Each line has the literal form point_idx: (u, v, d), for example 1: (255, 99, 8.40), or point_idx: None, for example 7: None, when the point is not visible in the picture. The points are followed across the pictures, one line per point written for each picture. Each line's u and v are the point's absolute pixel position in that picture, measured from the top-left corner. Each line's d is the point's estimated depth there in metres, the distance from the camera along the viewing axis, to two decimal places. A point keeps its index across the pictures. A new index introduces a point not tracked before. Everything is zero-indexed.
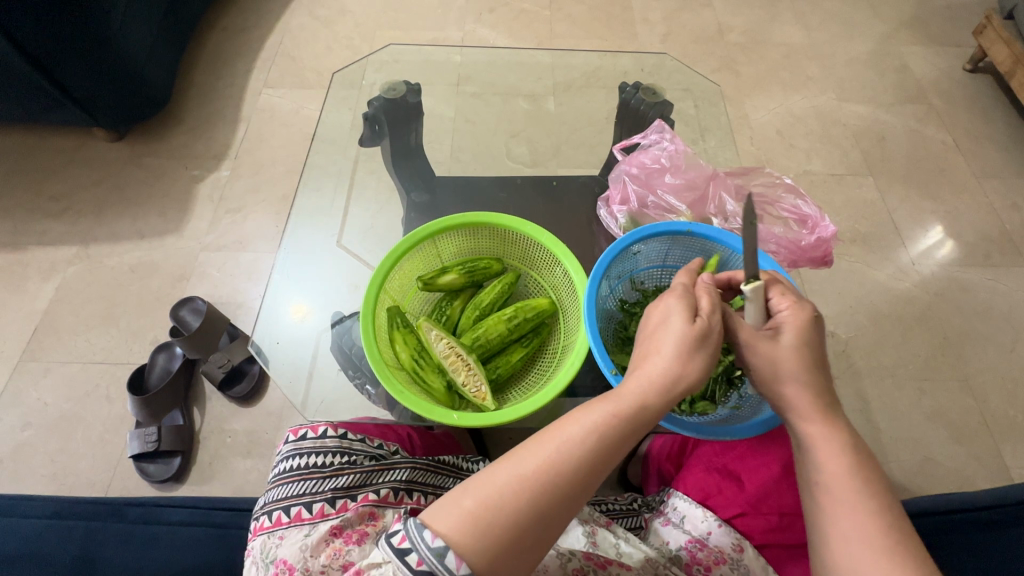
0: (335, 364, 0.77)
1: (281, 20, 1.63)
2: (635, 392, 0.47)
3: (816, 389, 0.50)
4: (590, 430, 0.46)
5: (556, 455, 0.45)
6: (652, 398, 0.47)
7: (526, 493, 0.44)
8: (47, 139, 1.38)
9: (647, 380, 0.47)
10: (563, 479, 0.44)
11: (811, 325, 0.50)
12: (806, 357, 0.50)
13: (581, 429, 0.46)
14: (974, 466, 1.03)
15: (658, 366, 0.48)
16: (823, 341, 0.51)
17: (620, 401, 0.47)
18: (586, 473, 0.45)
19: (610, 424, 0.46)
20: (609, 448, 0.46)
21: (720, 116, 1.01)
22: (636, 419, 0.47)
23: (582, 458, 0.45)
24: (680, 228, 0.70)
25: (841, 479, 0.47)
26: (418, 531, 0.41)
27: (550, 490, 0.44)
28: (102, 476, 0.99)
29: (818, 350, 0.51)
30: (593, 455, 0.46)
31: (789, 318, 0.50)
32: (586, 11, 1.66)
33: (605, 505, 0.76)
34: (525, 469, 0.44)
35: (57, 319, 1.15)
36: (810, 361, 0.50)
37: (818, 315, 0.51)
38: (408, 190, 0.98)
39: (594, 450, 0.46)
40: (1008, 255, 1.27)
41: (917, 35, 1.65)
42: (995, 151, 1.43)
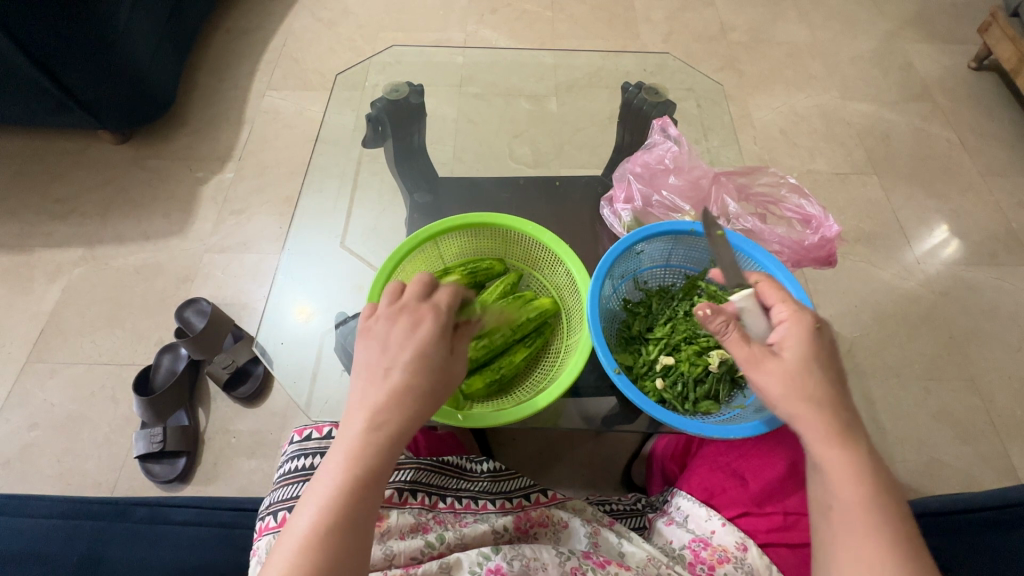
0: (339, 364, 0.77)
1: (285, 22, 1.64)
2: (363, 414, 0.47)
3: (829, 408, 0.48)
4: (332, 474, 0.45)
5: (315, 506, 0.44)
6: (373, 415, 0.47)
7: (297, 551, 0.42)
8: (53, 142, 1.39)
9: (373, 400, 0.47)
10: (329, 521, 0.43)
11: (814, 336, 0.51)
12: (812, 372, 0.49)
13: (329, 472, 0.45)
14: (980, 467, 1.02)
15: (378, 386, 0.47)
16: (831, 350, 0.51)
17: (352, 431, 0.47)
18: (355, 504, 0.44)
19: (351, 455, 0.45)
20: (362, 474, 0.45)
21: (723, 116, 1.01)
22: (373, 438, 0.46)
23: (339, 495, 0.44)
24: (683, 227, 0.70)
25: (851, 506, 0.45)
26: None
27: (322, 535, 0.43)
28: (108, 477, 1.00)
29: (829, 364, 0.50)
30: (352, 486, 0.45)
31: (792, 329, 0.51)
32: (589, 12, 1.66)
33: (610, 505, 0.77)
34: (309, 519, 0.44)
35: (63, 320, 1.16)
36: (818, 377, 0.49)
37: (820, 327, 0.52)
38: (411, 191, 0.98)
39: (347, 483, 0.45)
40: (1014, 253, 1.26)
41: (922, 33, 1.64)
42: (1001, 149, 1.42)
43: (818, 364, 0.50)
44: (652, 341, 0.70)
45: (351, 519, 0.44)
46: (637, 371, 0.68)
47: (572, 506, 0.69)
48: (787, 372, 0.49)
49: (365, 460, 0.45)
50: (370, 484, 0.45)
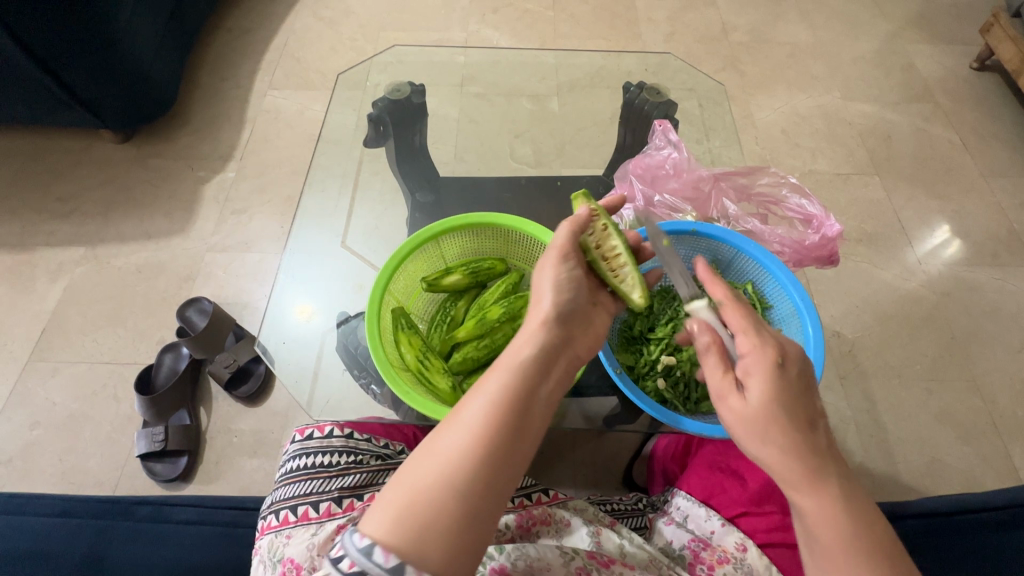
0: (341, 364, 0.77)
1: (287, 22, 1.64)
2: (524, 349, 0.48)
3: (796, 453, 0.46)
4: (489, 393, 0.45)
5: (464, 426, 0.43)
6: (531, 350, 0.48)
7: (441, 468, 0.41)
8: (55, 141, 1.39)
9: (536, 334, 0.50)
10: (480, 444, 0.42)
11: (777, 375, 0.47)
12: (777, 417, 0.46)
13: (483, 395, 0.45)
14: (982, 468, 1.02)
15: (534, 336, 0.49)
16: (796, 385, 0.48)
17: (507, 363, 0.47)
18: (507, 434, 0.43)
19: (508, 383, 0.45)
20: (519, 406, 0.44)
21: (725, 116, 1.01)
22: (528, 372, 0.47)
23: (491, 418, 0.43)
24: (685, 227, 0.70)
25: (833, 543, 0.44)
26: (349, 535, 0.37)
27: (474, 457, 0.41)
28: (110, 476, 1.00)
29: (794, 405, 0.47)
30: (505, 414, 0.44)
31: (755, 367, 0.48)
32: (590, 12, 1.65)
33: (609, 505, 0.76)
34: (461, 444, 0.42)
35: (65, 320, 1.16)
36: (782, 421, 0.46)
37: (786, 363, 0.48)
38: (413, 190, 0.99)
39: (501, 410, 0.44)
40: (1015, 253, 1.26)
41: (924, 33, 1.64)
42: (1002, 150, 1.42)
43: (789, 403, 0.46)
44: (653, 340, 0.70)
45: (503, 453, 0.42)
46: (638, 370, 0.69)
47: (573, 506, 0.69)
48: (752, 415, 0.47)
49: (520, 395, 0.45)
50: (523, 420, 0.44)
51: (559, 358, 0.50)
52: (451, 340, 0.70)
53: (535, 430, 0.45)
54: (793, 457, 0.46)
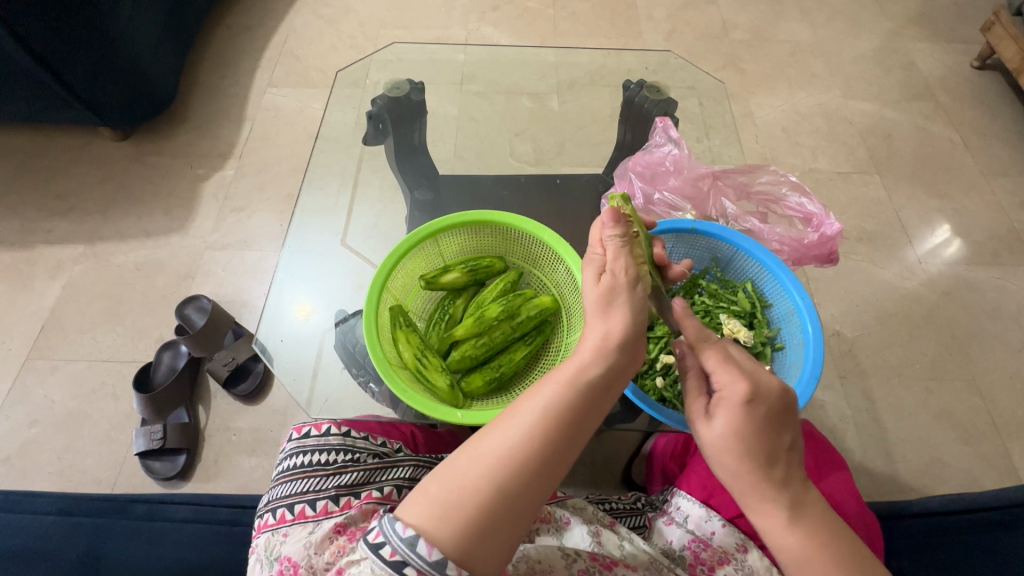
0: (339, 363, 0.77)
1: (286, 19, 1.64)
2: (592, 362, 0.47)
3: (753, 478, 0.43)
4: (546, 403, 0.45)
5: (515, 432, 0.44)
6: (599, 366, 0.47)
7: (487, 472, 0.43)
8: (54, 139, 1.39)
9: (601, 346, 0.48)
10: (529, 453, 0.43)
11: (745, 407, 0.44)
12: (732, 451, 0.44)
13: (538, 402, 0.46)
14: (981, 467, 1.02)
15: (595, 349, 0.48)
16: (763, 423, 0.44)
17: (571, 373, 0.47)
18: (554, 447, 0.44)
19: (566, 395, 0.46)
20: (570, 420, 0.45)
21: (726, 114, 1.01)
22: (590, 387, 0.47)
23: (543, 430, 0.44)
24: (685, 225, 0.70)
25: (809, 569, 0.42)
26: (391, 523, 0.40)
27: (520, 466, 0.43)
28: (108, 474, 1.00)
29: (757, 444, 0.44)
30: (557, 427, 0.45)
31: (725, 398, 0.45)
32: (590, 10, 1.65)
33: (608, 504, 0.76)
34: (509, 449, 0.44)
35: (63, 317, 1.16)
36: (740, 454, 0.44)
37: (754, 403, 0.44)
38: (411, 189, 0.98)
39: (554, 422, 0.45)
40: (1015, 253, 1.26)
41: (925, 32, 1.63)
42: (1002, 149, 1.41)
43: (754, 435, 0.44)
44: (652, 340, 0.69)
45: (546, 466, 0.44)
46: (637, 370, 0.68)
47: (572, 505, 0.68)
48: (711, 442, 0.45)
49: (576, 408, 0.46)
50: (573, 434, 0.45)
51: (624, 372, 0.49)
52: (449, 338, 0.69)
53: (582, 440, 0.46)
54: (769, 479, 0.43)
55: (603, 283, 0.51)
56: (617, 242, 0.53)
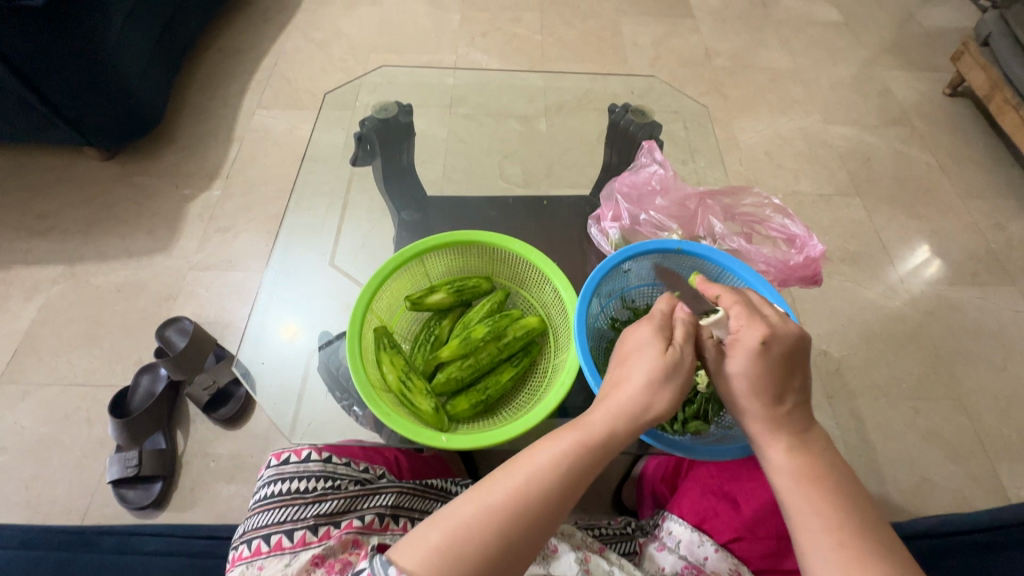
0: (322, 385, 0.75)
1: (277, 42, 1.65)
2: (607, 422, 0.48)
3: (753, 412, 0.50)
4: (556, 458, 0.47)
5: (518, 487, 0.45)
6: (616, 429, 0.48)
7: (488, 523, 0.43)
8: (37, 158, 1.37)
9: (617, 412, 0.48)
10: (531, 506, 0.45)
11: (757, 355, 0.48)
12: (770, 372, 0.48)
13: (548, 457, 0.47)
14: (971, 487, 1.02)
15: (614, 408, 0.48)
16: (795, 361, 0.49)
17: (585, 431, 0.48)
18: (556, 503, 0.45)
19: (578, 453, 0.47)
20: (576, 478, 0.47)
21: (710, 138, 1.03)
22: (601, 449, 0.48)
23: (548, 486, 0.45)
24: (670, 245, 0.70)
25: (813, 524, 0.46)
26: (381, 564, 0.41)
27: (519, 520, 0.44)
28: (79, 504, 0.96)
29: (779, 380, 0.49)
30: (563, 482, 0.46)
31: (739, 343, 0.49)
32: (577, 36, 1.70)
33: (598, 530, 0.73)
34: (513, 500, 0.45)
35: (39, 339, 1.13)
36: (772, 375, 0.48)
37: (768, 345, 0.48)
38: (398, 210, 0.97)
39: (559, 479, 0.46)
40: (994, 273, 1.28)
41: (899, 60, 1.69)
42: (977, 172, 1.46)
43: (771, 375, 0.48)
44: None
45: (546, 520, 0.45)
46: None
47: (560, 530, 0.66)
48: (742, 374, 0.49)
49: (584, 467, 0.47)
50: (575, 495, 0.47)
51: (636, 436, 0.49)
52: (435, 360, 0.68)
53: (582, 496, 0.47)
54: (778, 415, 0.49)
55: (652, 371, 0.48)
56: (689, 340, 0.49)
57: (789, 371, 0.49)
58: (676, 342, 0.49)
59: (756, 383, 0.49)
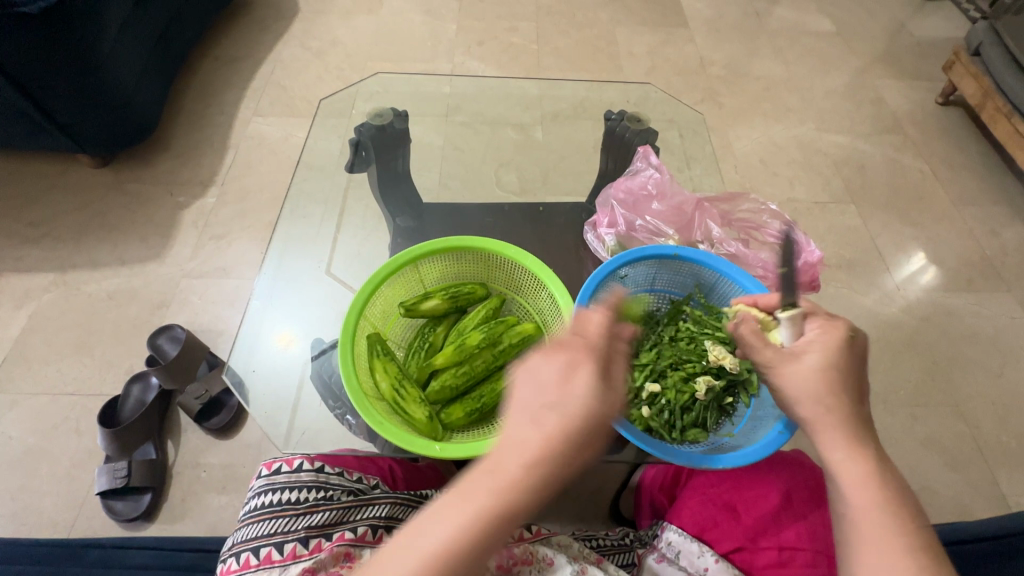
0: (315, 393, 0.74)
1: (273, 50, 1.65)
2: (535, 449, 0.42)
3: (841, 414, 0.47)
4: (481, 497, 0.41)
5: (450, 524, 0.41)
6: (548, 458, 0.42)
7: (417, 559, 0.40)
8: (30, 165, 1.37)
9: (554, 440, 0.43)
10: (460, 547, 0.40)
11: (846, 346, 0.49)
12: (848, 365, 0.49)
13: (474, 495, 0.42)
14: (971, 494, 1.01)
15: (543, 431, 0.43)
16: (861, 370, 0.50)
17: (511, 463, 0.42)
18: (491, 538, 0.41)
19: (505, 488, 0.42)
20: (507, 511, 0.41)
21: (705, 145, 1.03)
22: (529, 478, 0.42)
23: (476, 523, 0.41)
24: (667, 251, 0.70)
25: (890, 541, 0.43)
26: None
27: (451, 565, 0.40)
28: (66, 516, 0.94)
29: (853, 380, 0.49)
30: (493, 519, 0.41)
31: (827, 331, 0.50)
32: (573, 45, 1.71)
33: (596, 540, 0.72)
34: (441, 544, 0.40)
35: (29, 348, 1.11)
36: (852, 376, 0.48)
37: (854, 337, 0.50)
38: (394, 216, 0.98)
39: (486, 519, 0.41)
40: (989, 279, 1.29)
41: (891, 70, 1.71)
42: (971, 179, 1.47)
43: (852, 370, 0.49)
44: (637, 366, 0.66)
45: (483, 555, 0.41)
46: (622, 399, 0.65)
47: (558, 542, 0.66)
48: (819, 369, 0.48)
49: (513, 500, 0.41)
50: (518, 525, 0.42)
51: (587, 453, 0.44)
52: (428, 368, 0.67)
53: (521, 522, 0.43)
54: (857, 427, 0.47)
55: (570, 388, 0.44)
56: (604, 344, 0.47)
57: (865, 380, 0.50)
58: (592, 341, 0.47)
59: (838, 370, 0.48)
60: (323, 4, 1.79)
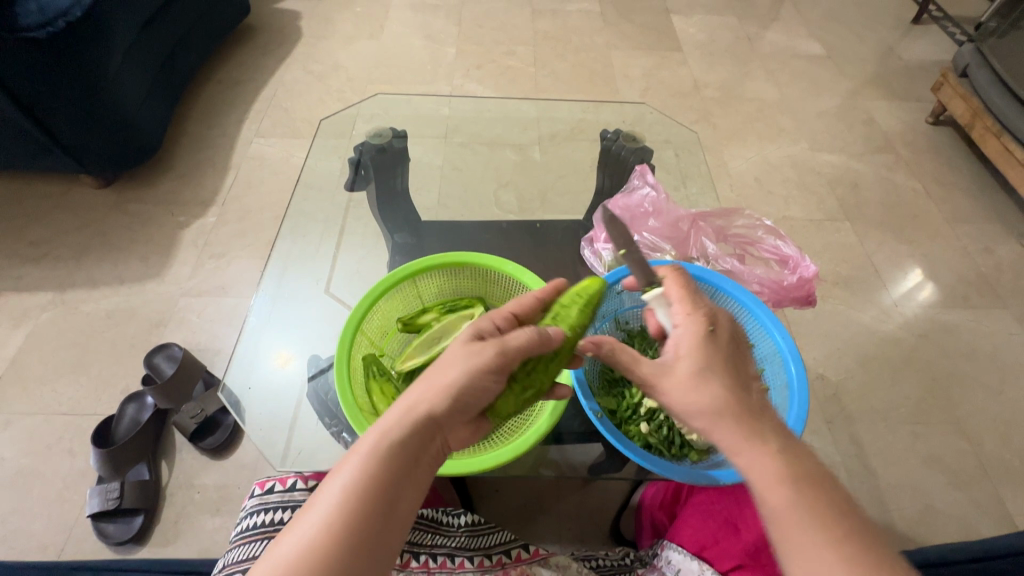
0: (312, 411, 0.74)
1: (276, 74, 1.69)
2: (423, 394, 0.46)
3: (736, 411, 0.45)
4: (382, 431, 0.44)
5: (305, 538, 0.39)
6: (441, 404, 0.46)
7: (334, 520, 0.40)
8: (33, 186, 1.38)
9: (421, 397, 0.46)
10: (378, 477, 0.42)
11: (710, 336, 0.48)
12: (716, 356, 0.47)
13: (372, 434, 0.44)
14: (976, 513, 0.99)
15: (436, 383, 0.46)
16: (731, 349, 0.49)
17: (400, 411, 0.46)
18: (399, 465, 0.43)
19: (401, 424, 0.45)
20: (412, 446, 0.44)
21: (701, 165, 1.05)
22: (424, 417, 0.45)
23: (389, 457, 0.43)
24: (663, 266, 0.70)
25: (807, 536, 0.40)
26: None
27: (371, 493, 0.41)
28: (56, 539, 0.92)
29: (725, 365, 0.48)
30: (399, 449, 0.44)
31: (688, 328, 0.49)
32: (570, 69, 1.75)
33: (595, 561, 0.71)
34: (355, 480, 0.41)
35: (24, 368, 1.10)
36: (721, 363, 0.47)
37: (716, 327, 0.49)
38: (392, 233, 0.98)
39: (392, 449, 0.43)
40: (985, 296, 1.29)
41: (881, 91, 1.75)
42: (963, 197, 1.49)
43: (720, 358, 0.47)
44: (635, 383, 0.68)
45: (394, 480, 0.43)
46: (620, 415, 0.65)
47: (555, 563, 0.65)
48: (692, 380, 0.46)
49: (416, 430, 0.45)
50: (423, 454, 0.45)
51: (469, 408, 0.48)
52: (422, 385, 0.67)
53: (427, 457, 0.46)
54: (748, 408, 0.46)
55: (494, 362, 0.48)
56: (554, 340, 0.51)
57: (742, 358, 0.49)
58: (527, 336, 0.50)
59: (710, 365, 0.47)
60: (326, 29, 1.84)
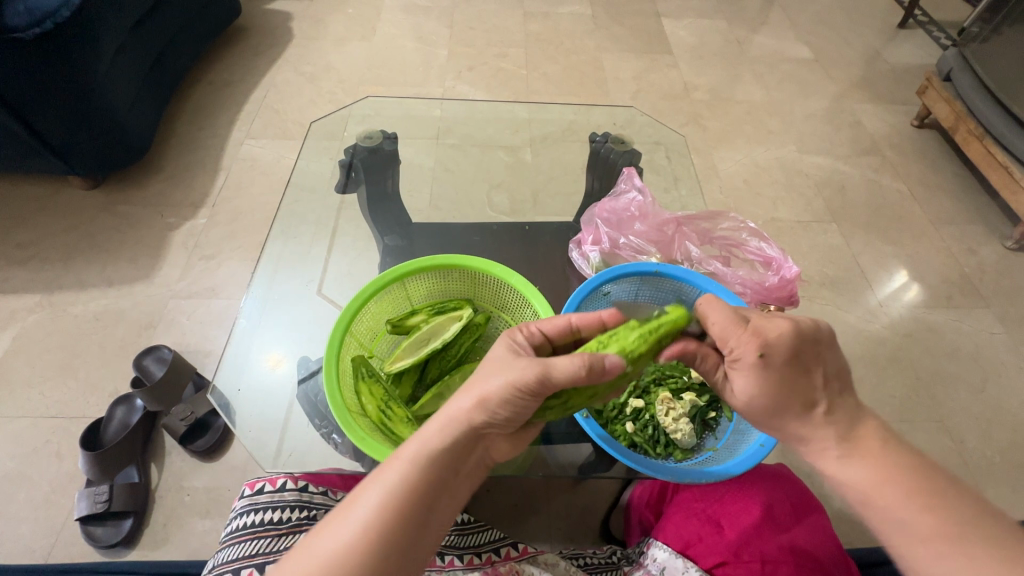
0: (301, 412, 0.74)
1: (267, 76, 1.68)
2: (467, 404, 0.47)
3: (809, 423, 0.50)
4: (424, 441, 0.45)
5: (339, 541, 0.41)
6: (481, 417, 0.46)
7: (367, 526, 0.41)
8: (20, 188, 1.37)
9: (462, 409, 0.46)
10: (412, 487, 0.43)
11: (762, 364, 0.51)
12: (775, 381, 0.51)
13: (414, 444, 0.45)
14: None
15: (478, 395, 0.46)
16: (794, 367, 0.50)
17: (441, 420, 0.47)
18: (434, 476, 0.44)
19: (441, 433, 0.46)
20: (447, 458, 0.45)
21: (690, 166, 1.06)
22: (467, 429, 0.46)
23: (425, 467, 0.44)
24: (648, 268, 0.71)
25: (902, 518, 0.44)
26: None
27: (403, 507, 0.42)
28: (43, 543, 0.91)
29: (789, 388, 0.51)
30: (437, 461, 0.45)
31: (739, 360, 0.52)
32: (561, 71, 1.76)
33: (582, 559, 0.72)
34: (392, 487, 0.43)
35: (11, 371, 1.10)
36: (782, 390, 0.51)
37: (766, 355, 0.50)
38: (383, 235, 0.99)
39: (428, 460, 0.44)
40: (968, 296, 1.31)
41: (868, 95, 1.77)
42: (947, 199, 1.51)
43: (777, 384, 0.51)
44: None
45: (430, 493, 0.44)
46: (607, 415, 0.67)
47: (544, 560, 0.66)
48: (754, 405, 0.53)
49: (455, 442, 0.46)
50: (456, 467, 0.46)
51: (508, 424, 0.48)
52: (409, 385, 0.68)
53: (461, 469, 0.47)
54: (821, 419, 0.50)
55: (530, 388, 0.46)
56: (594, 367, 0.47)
57: (803, 373, 0.51)
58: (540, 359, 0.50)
59: (768, 395, 0.51)
60: (317, 31, 1.84)
